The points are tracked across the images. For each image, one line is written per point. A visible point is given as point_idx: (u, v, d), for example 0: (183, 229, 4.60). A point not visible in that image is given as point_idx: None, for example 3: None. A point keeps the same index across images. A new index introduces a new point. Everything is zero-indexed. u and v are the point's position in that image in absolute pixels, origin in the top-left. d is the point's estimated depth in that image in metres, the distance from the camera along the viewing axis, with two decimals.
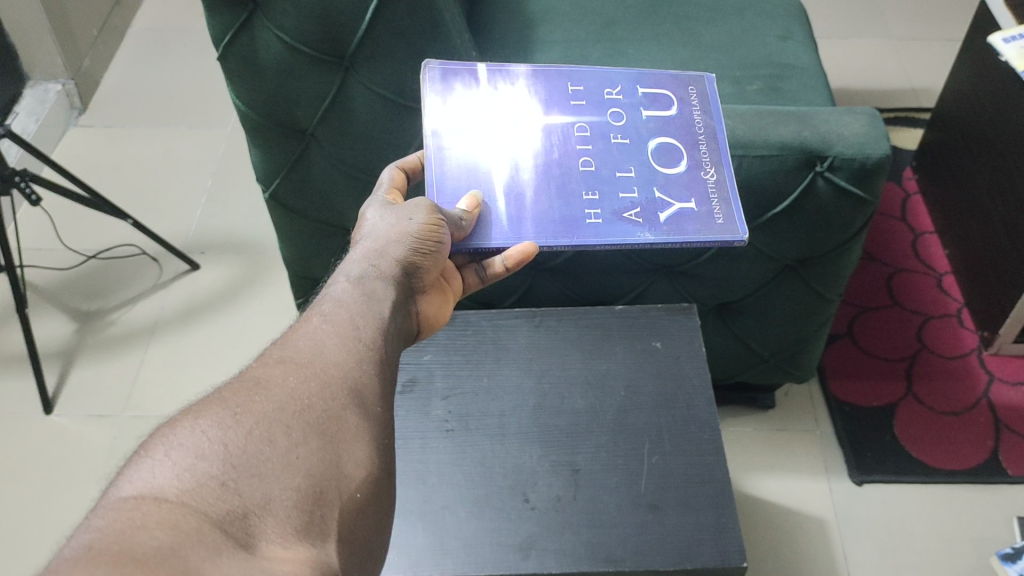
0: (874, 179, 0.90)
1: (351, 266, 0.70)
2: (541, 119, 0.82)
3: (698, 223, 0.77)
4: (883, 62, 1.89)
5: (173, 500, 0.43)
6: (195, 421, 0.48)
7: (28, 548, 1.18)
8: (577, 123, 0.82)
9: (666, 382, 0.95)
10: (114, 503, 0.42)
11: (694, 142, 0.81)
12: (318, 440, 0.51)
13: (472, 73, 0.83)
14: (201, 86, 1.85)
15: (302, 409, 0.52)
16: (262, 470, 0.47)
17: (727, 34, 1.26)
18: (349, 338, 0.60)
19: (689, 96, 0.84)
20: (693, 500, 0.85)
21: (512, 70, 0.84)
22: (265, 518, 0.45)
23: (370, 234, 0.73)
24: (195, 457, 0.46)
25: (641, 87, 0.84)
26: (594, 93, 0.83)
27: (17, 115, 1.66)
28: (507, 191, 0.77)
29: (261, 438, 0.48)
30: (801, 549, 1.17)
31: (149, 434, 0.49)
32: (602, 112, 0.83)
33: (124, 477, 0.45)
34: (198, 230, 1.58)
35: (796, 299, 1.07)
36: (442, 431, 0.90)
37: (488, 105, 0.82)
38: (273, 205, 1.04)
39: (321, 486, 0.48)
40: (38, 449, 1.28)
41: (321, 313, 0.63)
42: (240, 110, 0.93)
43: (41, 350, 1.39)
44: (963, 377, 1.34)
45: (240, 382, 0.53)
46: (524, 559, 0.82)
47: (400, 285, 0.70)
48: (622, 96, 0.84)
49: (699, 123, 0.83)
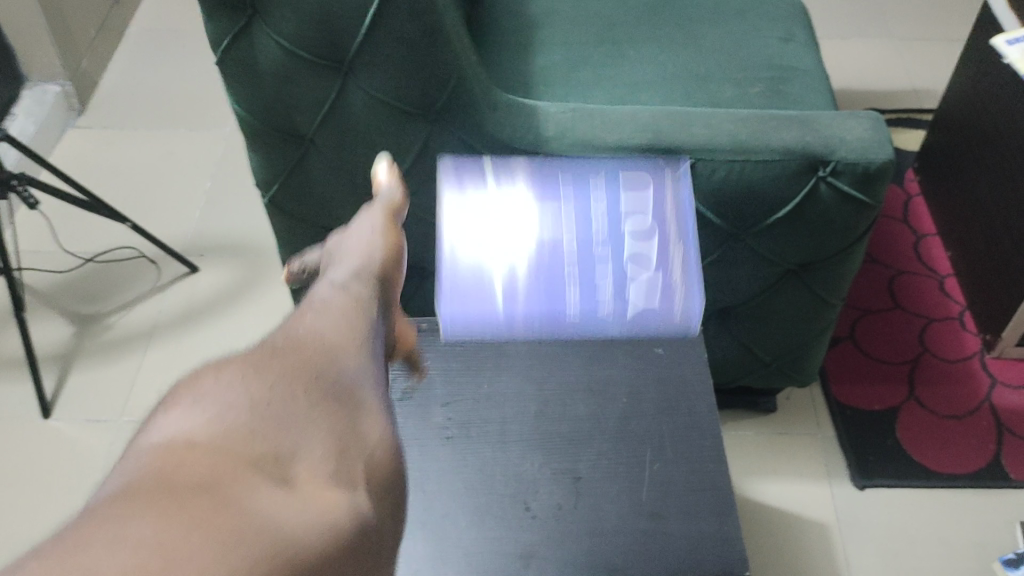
0: (878, 183, 0.90)
1: (335, 276, 0.66)
2: (534, 221, 0.92)
3: (658, 321, 0.94)
4: (885, 63, 1.88)
5: (204, 442, 0.42)
6: (220, 378, 0.48)
7: (23, 552, 1.17)
8: (563, 225, 0.92)
9: (668, 388, 0.94)
10: (147, 447, 0.42)
11: (665, 243, 0.92)
12: (333, 409, 0.49)
13: (479, 166, 0.92)
14: (199, 87, 1.85)
15: (315, 377, 0.50)
16: (288, 423, 0.45)
17: (729, 36, 1.25)
18: (346, 327, 0.57)
19: (670, 176, 0.91)
20: (696, 508, 0.85)
21: (512, 160, 0.92)
22: (296, 464, 0.44)
23: (343, 251, 0.72)
24: (223, 407, 0.45)
25: (621, 177, 0.92)
26: (580, 182, 0.92)
27: (15, 117, 1.66)
28: (504, 292, 0.91)
29: (283, 396, 0.47)
30: (802, 554, 1.16)
31: (170, 394, 0.49)
32: (589, 210, 0.92)
33: (152, 426, 0.44)
34: (198, 232, 1.57)
35: (798, 303, 1.06)
36: (442, 437, 0.90)
37: (492, 186, 0.92)
38: (272, 209, 1.03)
39: (343, 445, 0.47)
40: (36, 452, 1.27)
41: (311, 309, 0.59)
42: (239, 115, 0.92)
43: (39, 354, 1.39)
44: (965, 380, 1.33)
45: (256, 352, 0.52)
46: (524, 568, 0.81)
47: (384, 290, 0.67)
48: (604, 189, 0.92)
49: (670, 216, 0.92)
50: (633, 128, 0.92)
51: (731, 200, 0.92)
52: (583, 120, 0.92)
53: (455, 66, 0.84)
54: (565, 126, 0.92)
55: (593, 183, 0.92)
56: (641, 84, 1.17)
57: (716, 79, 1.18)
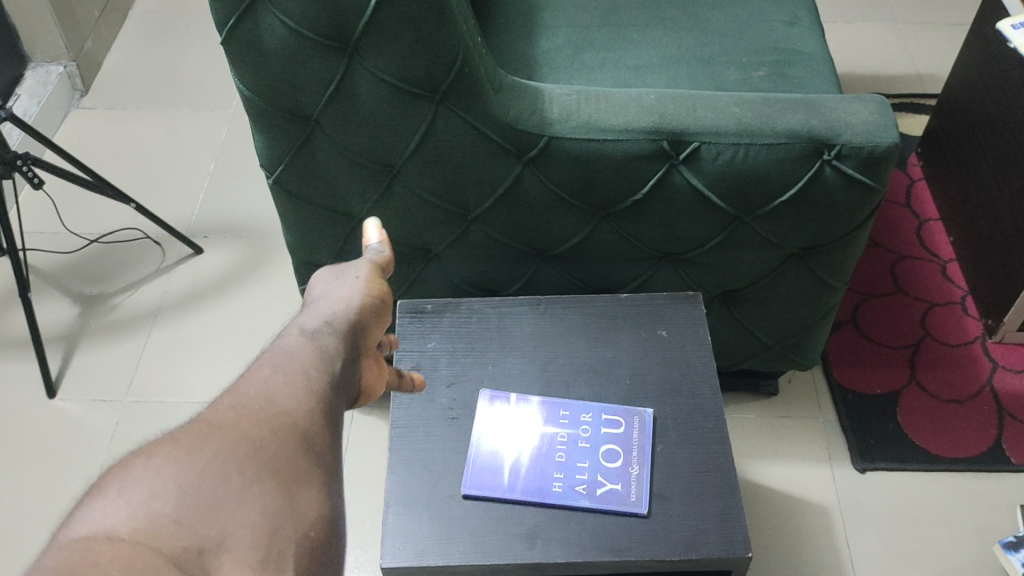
0: (882, 167, 0.91)
1: (307, 321, 0.65)
2: (538, 428, 0.90)
3: None
4: (890, 47, 1.87)
5: (125, 539, 0.42)
6: (148, 461, 0.47)
7: (30, 533, 1.18)
8: (563, 411, 0.91)
9: (672, 370, 0.95)
10: (66, 544, 0.42)
11: (642, 394, 0.93)
12: (273, 480, 0.49)
13: (506, 399, 0.92)
14: (202, 67, 1.84)
15: (256, 450, 0.50)
16: (217, 506, 0.46)
17: (734, 18, 1.25)
18: (301, 388, 0.56)
19: (637, 419, 0.90)
20: (699, 489, 0.85)
21: (529, 398, 0.92)
22: (221, 556, 0.44)
23: (322, 298, 0.68)
24: (150, 496, 0.45)
25: (604, 415, 0.91)
26: (576, 439, 0.89)
27: (18, 98, 1.66)
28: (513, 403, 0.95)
29: (216, 476, 0.47)
30: (803, 537, 1.17)
31: (100, 475, 0.48)
32: (584, 421, 0.91)
33: (77, 517, 0.44)
34: (202, 214, 1.57)
35: (803, 287, 1.06)
36: (447, 418, 0.91)
37: (512, 408, 0.92)
38: (277, 192, 1.03)
39: (277, 522, 0.47)
40: (40, 433, 1.28)
41: (270, 363, 0.59)
42: (243, 96, 0.91)
43: (45, 334, 1.39)
44: (967, 365, 1.33)
45: (192, 426, 0.51)
46: (530, 547, 0.82)
47: (357, 340, 0.65)
48: (589, 431, 0.90)
49: (637, 446, 0.88)
50: (639, 111, 0.92)
51: (736, 183, 0.92)
52: (590, 103, 0.93)
53: (461, 47, 0.84)
54: (571, 109, 0.92)
55: (598, 165, 0.92)
56: (645, 68, 1.17)
57: (721, 62, 1.18)
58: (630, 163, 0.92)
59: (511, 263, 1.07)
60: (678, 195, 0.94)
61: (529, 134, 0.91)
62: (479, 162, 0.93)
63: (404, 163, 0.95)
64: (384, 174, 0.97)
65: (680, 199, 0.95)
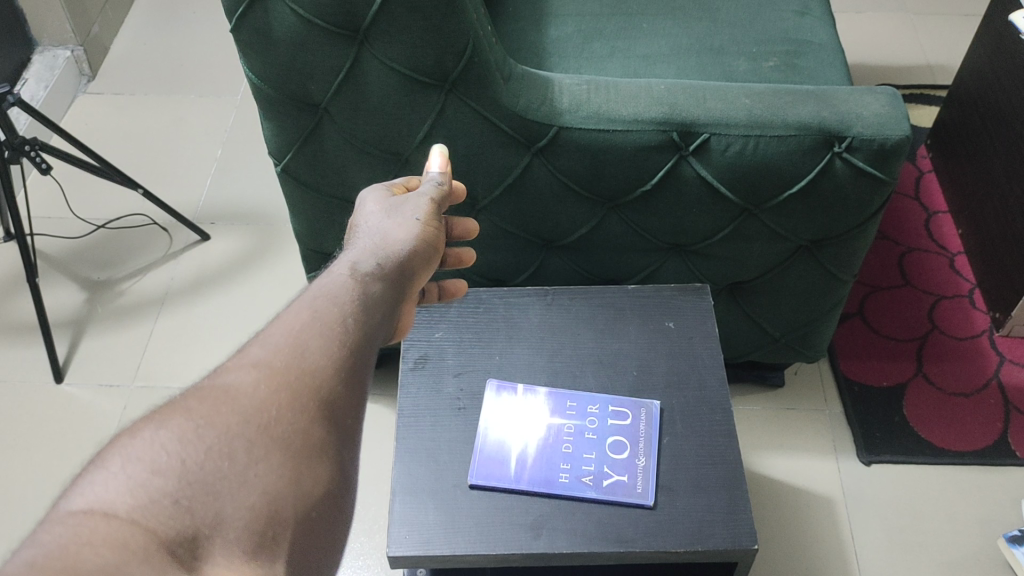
0: (893, 161, 0.90)
1: (359, 258, 0.66)
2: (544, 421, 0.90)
3: None
4: (901, 38, 1.86)
5: (122, 517, 0.42)
6: (156, 432, 0.47)
7: (36, 513, 1.19)
8: (569, 407, 0.91)
9: (679, 361, 0.95)
10: (63, 517, 0.42)
11: (649, 386, 0.93)
12: (281, 455, 0.49)
13: (514, 392, 0.92)
14: (210, 53, 1.84)
15: (267, 423, 0.50)
16: (217, 489, 0.46)
17: (745, 8, 1.24)
18: (335, 340, 0.56)
19: (644, 410, 0.90)
20: (705, 481, 0.86)
21: (535, 390, 0.93)
22: (215, 540, 0.44)
23: (376, 232, 0.70)
24: (150, 472, 0.45)
25: (610, 408, 0.91)
26: (581, 435, 0.89)
27: (27, 82, 1.67)
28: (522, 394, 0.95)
29: (220, 453, 0.47)
30: (806, 528, 1.17)
31: (105, 445, 0.48)
32: (586, 416, 0.90)
33: (77, 490, 0.44)
34: (209, 201, 1.57)
35: (810, 279, 1.06)
36: (454, 408, 0.91)
37: (518, 400, 0.92)
38: (284, 178, 1.02)
39: (277, 504, 0.47)
40: (46, 416, 1.29)
41: (309, 307, 0.58)
42: (252, 83, 0.91)
43: (53, 318, 1.40)
44: (973, 358, 1.33)
45: (207, 389, 0.51)
46: (536, 537, 0.82)
47: (401, 284, 0.66)
48: (594, 428, 0.90)
49: (645, 435, 0.89)
50: (648, 102, 0.91)
51: (745, 175, 0.92)
52: (600, 94, 0.93)
53: (471, 36, 0.84)
54: (580, 99, 0.92)
55: (607, 156, 0.92)
56: (655, 57, 1.16)
57: (732, 52, 1.17)
58: (639, 154, 0.92)
59: (519, 253, 1.07)
60: (687, 186, 0.94)
61: (538, 125, 0.90)
62: (487, 151, 0.93)
63: (412, 152, 0.95)
64: (394, 162, 0.97)
65: (688, 191, 0.94)
